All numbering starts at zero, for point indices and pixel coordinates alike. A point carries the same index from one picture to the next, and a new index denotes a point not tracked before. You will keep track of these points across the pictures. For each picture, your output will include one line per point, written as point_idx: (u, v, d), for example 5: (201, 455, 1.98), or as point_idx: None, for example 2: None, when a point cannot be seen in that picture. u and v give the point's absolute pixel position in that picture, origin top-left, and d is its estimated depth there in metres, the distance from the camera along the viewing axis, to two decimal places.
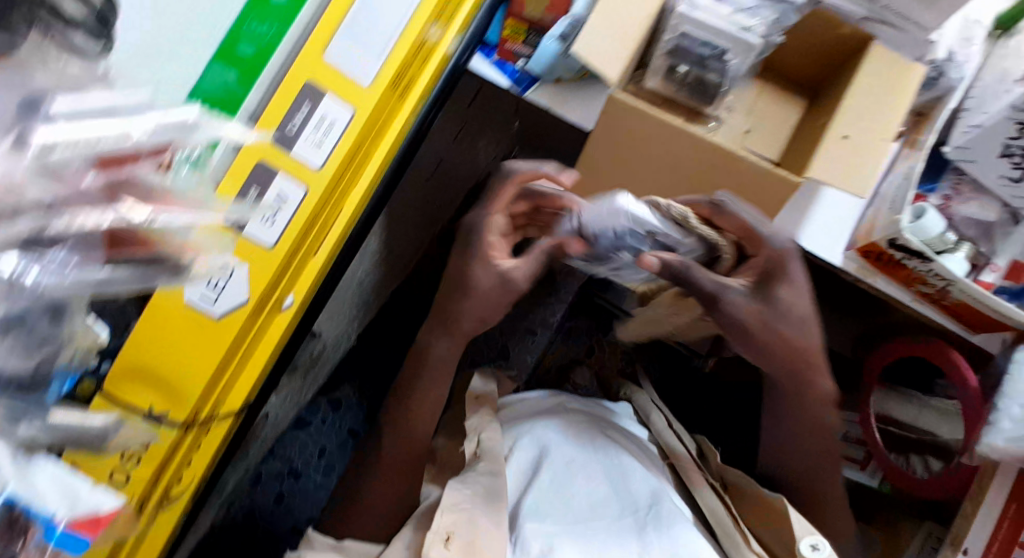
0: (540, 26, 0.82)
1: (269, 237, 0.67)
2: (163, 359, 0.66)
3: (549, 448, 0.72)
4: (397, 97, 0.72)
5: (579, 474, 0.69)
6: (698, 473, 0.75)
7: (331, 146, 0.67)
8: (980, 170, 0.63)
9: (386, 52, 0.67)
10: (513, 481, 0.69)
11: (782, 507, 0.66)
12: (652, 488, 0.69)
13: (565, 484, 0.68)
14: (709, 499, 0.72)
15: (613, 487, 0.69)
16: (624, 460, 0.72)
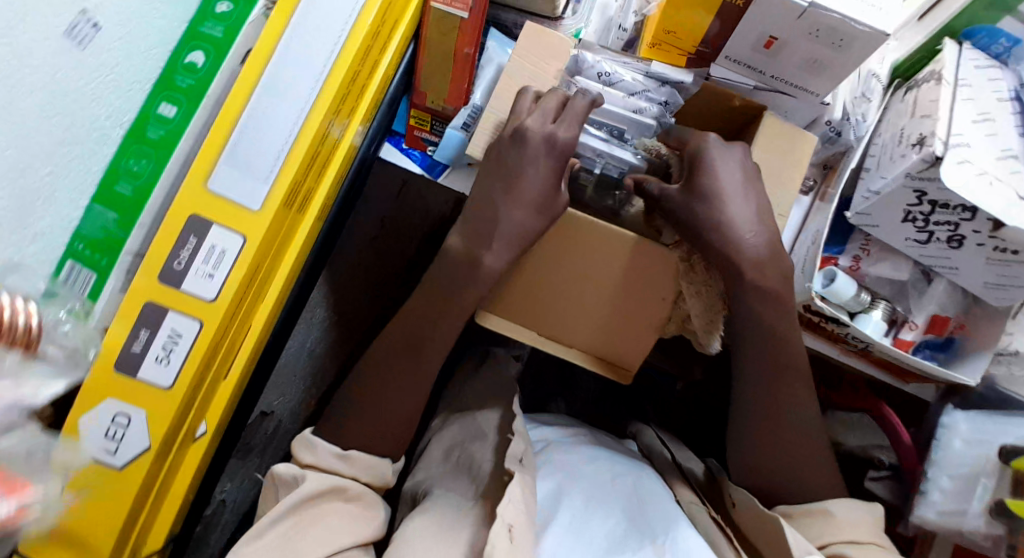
0: (442, 118, 0.77)
1: (162, 383, 0.58)
2: (94, 530, 0.57)
3: (571, 482, 0.71)
4: (295, 213, 0.66)
5: (597, 513, 0.66)
6: (705, 513, 0.72)
7: (223, 277, 0.60)
8: (886, 234, 0.65)
9: (276, 170, 0.61)
10: (542, 504, 0.68)
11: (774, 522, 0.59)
12: (668, 521, 0.66)
13: (585, 520, 0.65)
14: (709, 531, 0.68)
15: (633, 521, 0.66)
16: (655, 502, 0.70)
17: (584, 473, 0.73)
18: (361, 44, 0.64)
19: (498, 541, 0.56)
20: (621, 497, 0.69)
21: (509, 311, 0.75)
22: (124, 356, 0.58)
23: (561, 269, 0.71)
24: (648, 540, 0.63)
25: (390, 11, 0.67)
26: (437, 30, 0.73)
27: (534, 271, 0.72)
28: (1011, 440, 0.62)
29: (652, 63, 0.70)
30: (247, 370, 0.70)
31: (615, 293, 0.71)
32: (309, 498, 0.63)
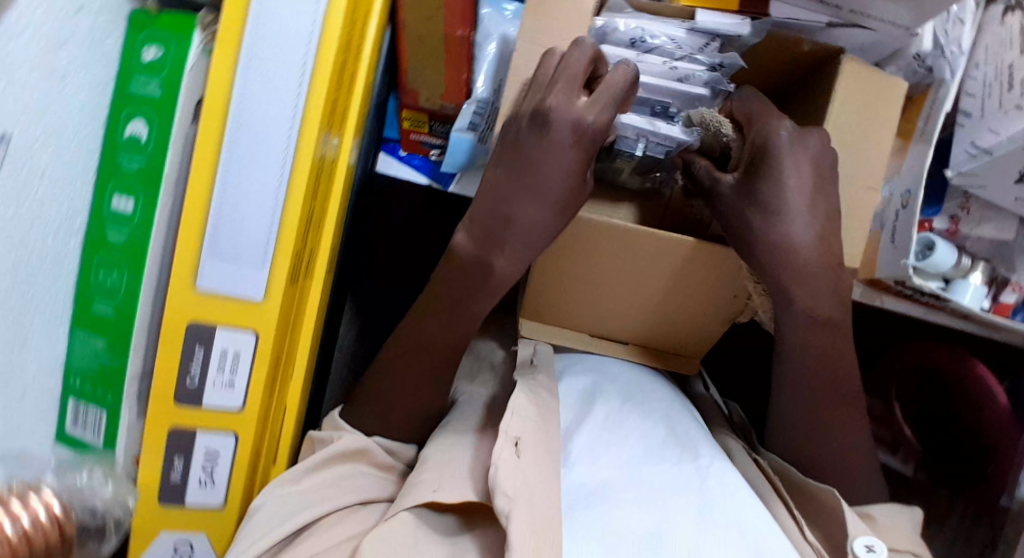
0: (442, 115, 0.65)
1: (212, 504, 0.54)
2: None
3: (598, 389, 0.65)
4: (304, 279, 0.56)
5: (623, 424, 0.60)
6: (743, 450, 0.64)
7: (246, 381, 0.52)
8: (992, 194, 0.58)
9: (272, 246, 0.51)
10: (565, 408, 0.63)
11: (834, 499, 0.55)
12: (707, 448, 0.59)
13: (616, 425, 0.59)
14: (749, 469, 0.61)
15: (670, 435, 0.59)
16: (687, 421, 0.62)
17: (614, 378, 0.68)
18: (333, 64, 0.51)
19: (503, 455, 0.51)
20: (657, 411, 0.62)
21: (548, 317, 0.74)
22: (165, 489, 0.53)
23: (603, 276, 0.65)
24: (688, 457, 0.56)
25: (355, 8, 0.53)
26: (418, 11, 0.58)
27: (575, 277, 0.66)
28: None
29: (697, 14, 0.55)
30: (294, 441, 0.65)
31: (660, 299, 0.66)
32: (333, 459, 0.58)
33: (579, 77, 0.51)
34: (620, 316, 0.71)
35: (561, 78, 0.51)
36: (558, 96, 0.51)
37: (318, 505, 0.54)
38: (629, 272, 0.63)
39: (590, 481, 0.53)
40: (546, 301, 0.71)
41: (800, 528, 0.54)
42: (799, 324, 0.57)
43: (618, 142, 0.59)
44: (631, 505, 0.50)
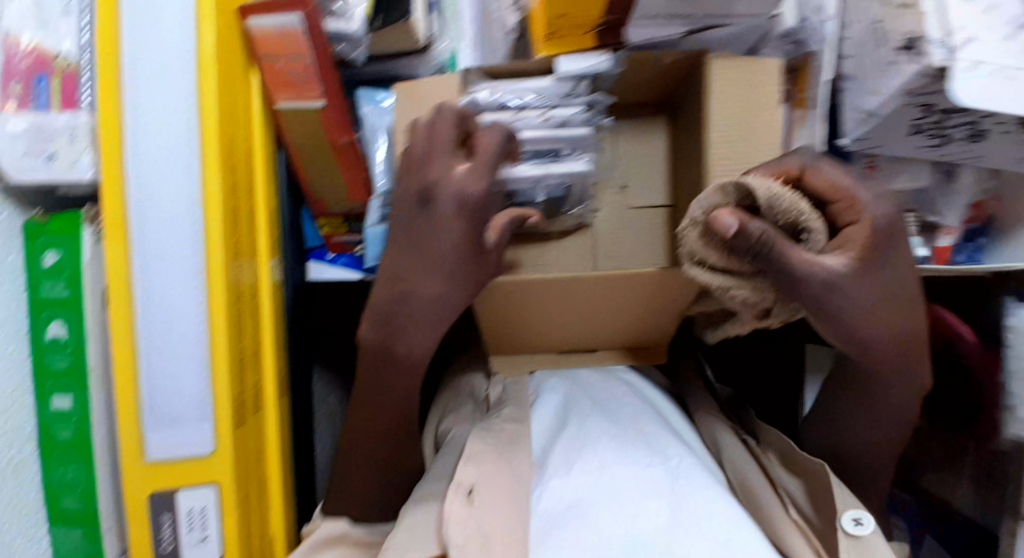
0: (354, 213, 0.66)
1: None
2: None
3: (572, 406, 0.65)
4: (253, 413, 0.58)
5: (593, 433, 0.59)
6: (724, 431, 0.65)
7: (217, 532, 0.54)
8: (893, 149, 0.55)
9: (208, 403, 0.52)
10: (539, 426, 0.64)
11: (825, 473, 0.54)
12: (677, 449, 0.58)
13: (584, 440, 0.58)
14: (739, 462, 0.60)
15: (641, 438, 0.58)
16: (653, 429, 0.60)
17: (591, 389, 0.69)
18: (222, 217, 0.51)
19: (454, 504, 0.50)
20: (620, 413, 0.63)
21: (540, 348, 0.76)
22: None
23: (562, 307, 0.66)
24: (658, 460, 0.56)
25: (233, 154, 0.53)
26: (300, 131, 0.59)
27: (536, 313, 0.67)
28: None
29: (558, 63, 0.57)
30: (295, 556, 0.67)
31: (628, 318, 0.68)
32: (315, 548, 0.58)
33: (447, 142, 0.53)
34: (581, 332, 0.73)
35: (434, 157, 0.52)
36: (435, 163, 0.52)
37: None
38: (589, 299, 0.65)
39: (558, 497, 0.53)
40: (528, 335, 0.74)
41: (783, 512, 0.54)
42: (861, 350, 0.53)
43: (517, 193, 0.61)
44: (605, 518, 0.50)
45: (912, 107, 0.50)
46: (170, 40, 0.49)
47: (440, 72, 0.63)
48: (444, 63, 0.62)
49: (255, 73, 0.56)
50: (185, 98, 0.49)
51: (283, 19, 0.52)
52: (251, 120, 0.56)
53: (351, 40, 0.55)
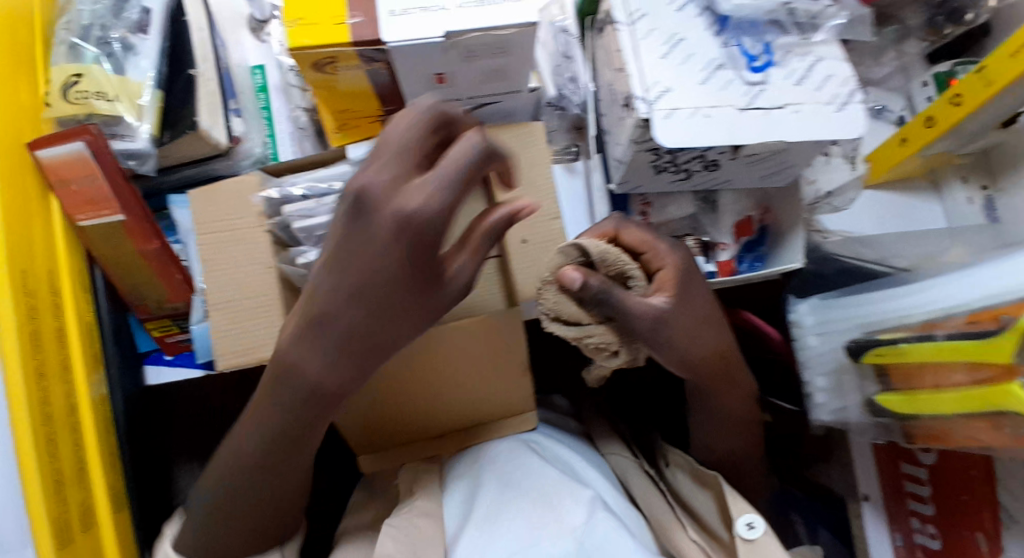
0: (178, 313, 0.66)
1: None
2: None
3: (478, 480, 0.64)
4: (81, 529, 0.56)
5: (500, 508, 0.59)
6: (635, 466, 0.73)
7: None
8: (653, 185, 0.62)
9: (25, 526, 0.51)
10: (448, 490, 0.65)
11: (721, 485, 0.62)
12: (570, 496, 0.60)
13: (492, 517, 0.59)
14: (648, 495, 0.68)
15: (543, 502, 0.59)
16: (554, 488, 0.61)
17: (495, 451, 0.68)
18: (20, 339, 0.51)
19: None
20: (501, 460, 0.66)
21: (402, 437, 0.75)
22: None
23: (431, 364, 0.66)
24: (563, 524, 0.57)
25: (29, 277, 0.54)
26: (107, 244, 0.61)
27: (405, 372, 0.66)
28: (854, 326, 0.55)
29: (351, 151, 0.62)
30: None
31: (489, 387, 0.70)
32: None
33: (407, 149, 0.42)
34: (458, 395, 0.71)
35: (381, 158, 0.42)
36: (382, 170, 0.41)
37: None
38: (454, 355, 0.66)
39: None
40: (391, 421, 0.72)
41: (683, 528, 0.62)
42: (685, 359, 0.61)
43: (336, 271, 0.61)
44: None
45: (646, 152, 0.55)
46: None
47: (261, 162, 0.67)
48: (263, 154, 0.67)
49: (53, 197, 0.58)
50: None
51: (69, 145, 0.55)
52: (52, 241, 0.58)
53: (139, 154, 0.58)
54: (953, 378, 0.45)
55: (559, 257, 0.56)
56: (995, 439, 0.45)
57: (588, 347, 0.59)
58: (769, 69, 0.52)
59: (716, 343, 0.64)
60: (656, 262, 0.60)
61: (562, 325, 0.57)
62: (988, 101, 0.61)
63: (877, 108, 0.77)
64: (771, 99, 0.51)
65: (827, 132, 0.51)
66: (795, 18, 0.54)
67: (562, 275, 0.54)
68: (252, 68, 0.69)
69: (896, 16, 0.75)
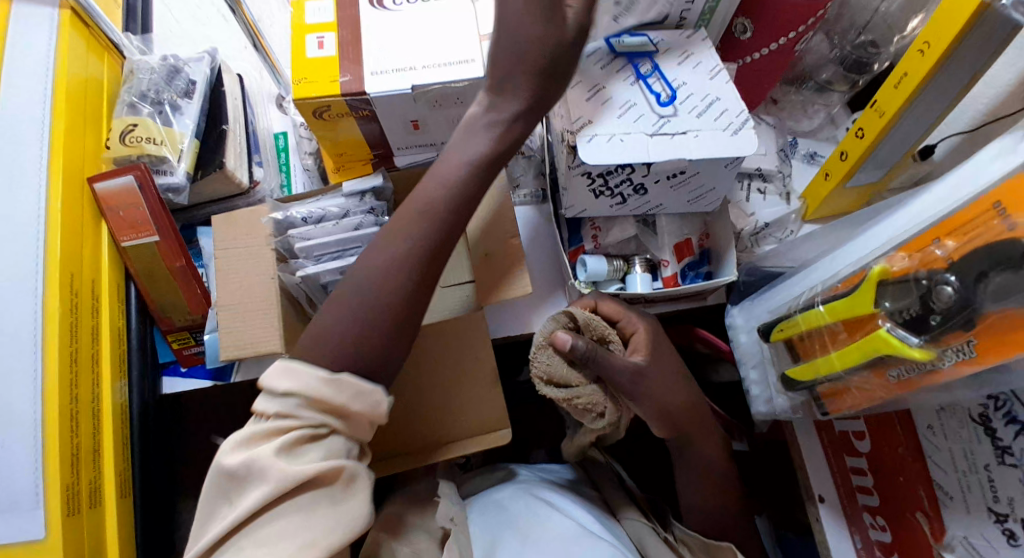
0: (196, 325, 0.75)
1: None
2: None
3: (500, 534, 0.68)
4: (90, 506, 0.64)
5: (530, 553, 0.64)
6: (653, 533, 0.71)
7: None
8: (596, 210, 0.72)
9: (41, 490, 0.59)
10: (474, 544, 0.68)
11: None
12: (574, 542, 0.64)
13: None
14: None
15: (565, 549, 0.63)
16: (582, 542, 0.64)
17: (519, 505, 0.73)
18: (61, 329, 0.62)
19: None
20: (516, 514, 0.71)
21: (404, 451, 0.74)
22: None
23: (424, 369, 0.75)
24: None
25: (74, 281, 0.66)
26: (143, 263, 0.73)
27: (404, 379, 0.74)
28: (769, 316, 0.62)
29: (343, 185, 0.75)
30: None
31: (484, 400, 0.75)
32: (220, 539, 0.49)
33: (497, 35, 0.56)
34: (439, 410, 0.74)
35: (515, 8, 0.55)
36: None
37: (246, 526, 0.48)
38: (447, 361, 0.75)
39: None
40: (391, 431, 0.74)
41: None
42: (658, 403, 0.66)
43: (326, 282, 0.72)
44: None
45: (580, 179, 0.66)
46: (26, 204, 0.64)
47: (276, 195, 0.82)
48: (279, 192, 0.82)
49: (103, 223, 0.71)
50: (36, 237, 0.64)
51: (121, 179, 0.70)
52: (98, 256, 0.70)
53: (175, 188, 0.72)
54: (837, 340, 0.51)
55: (551, 324, 0.65)
56: (879, 392, 0.50)
57: (576, 408, 0.65)
58: (676, 103, 0.64)
59: (691, 397, 0.70)
60: (630, 328, 0.69)
61: (556, 387, 0.64)
62: (885, 132, 0.70)
63: (810, 153, 0.90)
64: (675, 127, 0.63)
65: (722, 152, 0.62)
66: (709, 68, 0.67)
67: (556, 338, 0.62)
68: (275, 134, 0.86)
69: (812, 76, 0.88)
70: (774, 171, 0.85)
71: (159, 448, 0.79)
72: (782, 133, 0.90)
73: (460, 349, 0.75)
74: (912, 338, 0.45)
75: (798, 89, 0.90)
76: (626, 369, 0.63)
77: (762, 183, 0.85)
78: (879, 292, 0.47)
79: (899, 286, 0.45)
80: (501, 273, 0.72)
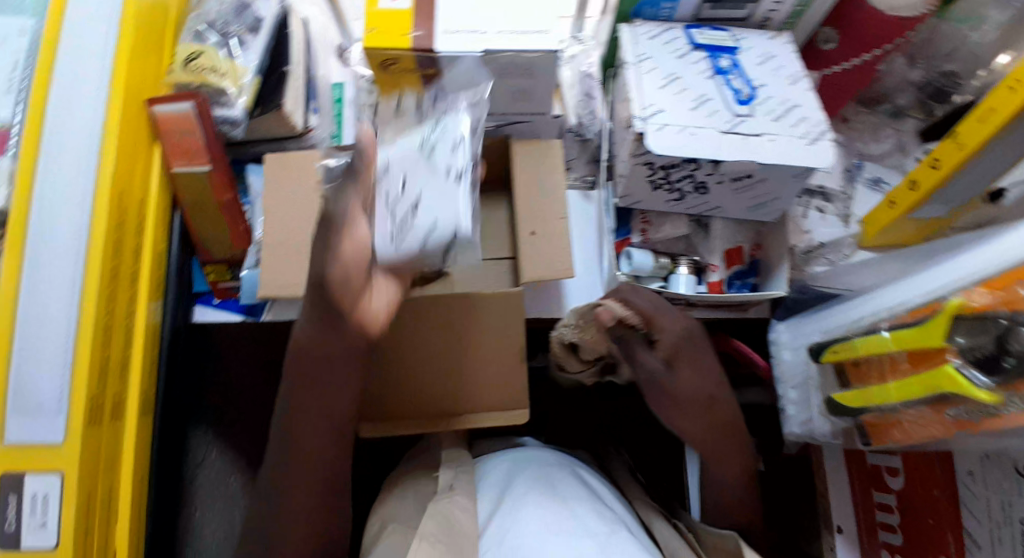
0: (235, 260, 0.76)
1: None
2: None
3: (507, 489, 0.65)
4: (110, 419, 0.64)
5: (530, 504, 0.60)
6: (661, 516, 0.69)
7: (56, 519, 0.59)
8: (651, 203, 0.70)
9: (65, 396, 0.58)
10: (482, 505, 0.65)
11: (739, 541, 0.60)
12: (579, 501, 0.62)
13: (517, 512, 0.59)
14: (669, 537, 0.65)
15: (570, 509, 0.60)
16: (581, 505, 0.61)
17: (527, 466, 0.70)
18: (106, 239, 0.62)
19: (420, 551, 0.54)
20: (529, 474, 0.67)
21: (410, 418, 0.74)
22: None
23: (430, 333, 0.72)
24: (588, 531, 0.57)
25: (124, 197, 0.65)
26: (191, 191, 0.73)
27: (404, 341, 0.72)
28: (819, 336, 0.60)
29: None
30: None
31: (505, 372, 0.74)
32: None
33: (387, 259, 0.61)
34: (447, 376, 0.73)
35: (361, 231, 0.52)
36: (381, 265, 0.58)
37: None
38: (455, 331, 0.72)
39: None
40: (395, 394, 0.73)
41: None
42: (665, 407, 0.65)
43: None
44: None
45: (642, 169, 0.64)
46: (83, 104, 0.62)
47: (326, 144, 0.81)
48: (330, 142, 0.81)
49: (157, 145, 0.71)
50: (93, 140, 0.62)
51: (180, 105, 0.69)
52: (148, 178, 0.70)
53: (233, 120, 0.72)
54: (897, 369, 0.49)
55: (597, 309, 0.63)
56: (932, 431, 0.48)
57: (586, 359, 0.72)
58: (754, 104, 0.62)
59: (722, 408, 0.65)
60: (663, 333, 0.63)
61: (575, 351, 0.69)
62: (961, 165, 0.66)
63: (875, 180, 0.85)
64: (750, 128, 0.60)
65: (797, 159, 0.59)
66: (790, 72, 0.65)
67: (600, 319, 0.62)
68: (333, 84, 0.83)
69: (889, 99, 0.86)
70: (838, 190, 0.83)
71: (179, 374, 0.80)
72: (849, 153, 0.87)
73: (470, 321, 0.72)
74: (981, 377, 0.42)
75: (872, 111, 0.87)
76: (650, 369, 0.63)
77: (823, 202, 0.83)
78: (953, 325, 0.44)
79: (976, 323, 0.43)
80: (544, 252, 0.70)
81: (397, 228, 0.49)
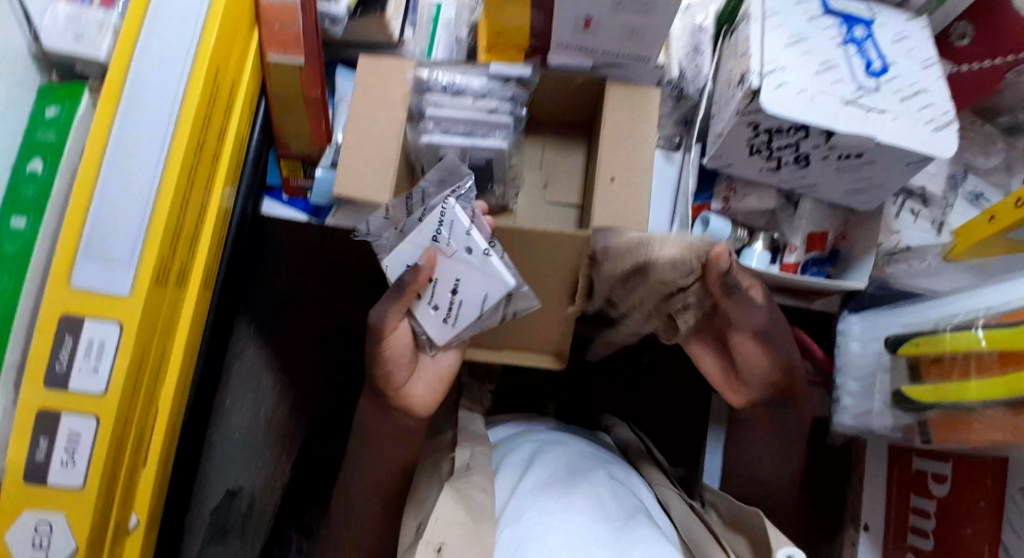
0: (309, 159, 0.80)
1: (74, 485, 0.59)
2: None
3: (529, 469, 0.63)
4: (172, 288, 0.66)
5: (553, 486, 0.57)
6: (679, 498, 0.68)
7: (109, 367, 0.59)
8: (741, 169, 0.68)
9: (138, 252, 0.59)
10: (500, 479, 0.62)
11: (762, 522, 0.56)
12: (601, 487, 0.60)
13: (540, 490, 0.57)
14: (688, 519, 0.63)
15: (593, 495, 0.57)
16: (603, 492, 0.59)
17: (553, 452, 0.67)
18: (197, 109, 0.62)
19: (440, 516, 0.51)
20: (551, 461, 0.65)
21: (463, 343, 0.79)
22: (30, 468, 0.59)
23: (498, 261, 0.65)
24: (608, 518, 0.54)
25: (219, 72, 0.65)
26: (281, 82, 0.73)
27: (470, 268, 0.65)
28: (899, 330, 0.58)
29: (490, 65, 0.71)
30: (168, 439, 0.73)
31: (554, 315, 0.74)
32: None
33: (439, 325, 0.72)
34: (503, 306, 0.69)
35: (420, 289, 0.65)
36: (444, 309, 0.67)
37: None
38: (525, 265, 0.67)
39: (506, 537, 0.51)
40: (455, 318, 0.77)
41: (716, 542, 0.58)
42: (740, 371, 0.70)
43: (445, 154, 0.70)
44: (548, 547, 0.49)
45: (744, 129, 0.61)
46: None
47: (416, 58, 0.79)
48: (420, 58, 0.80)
49: (256, 31, 0.71)
50: (197, 12, 0.63)
51: None
52: (244, 61, 0.71)
53: (336, 18, 0.71)
54: (983, 369, 0.47)
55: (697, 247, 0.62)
56: (1002, 435, 0.46)
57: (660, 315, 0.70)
58: (882, 79, 0.58)
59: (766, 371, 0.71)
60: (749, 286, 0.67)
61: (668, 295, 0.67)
62: None
63: (974, 194, 0.78)
64: (874, 102, 0.57)
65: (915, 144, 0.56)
66: (922, 54, 0.61)
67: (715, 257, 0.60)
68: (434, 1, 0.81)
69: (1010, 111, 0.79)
70: (937, 195, 0.77)
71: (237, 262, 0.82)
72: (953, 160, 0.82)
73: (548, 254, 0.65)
74: None
75: (989, 122, 0.80)
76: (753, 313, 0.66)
77: (917, 205, 0.77)
78: None
79: None
80: (622, 202, 0.67)
81: (452, 317, 0.65)
